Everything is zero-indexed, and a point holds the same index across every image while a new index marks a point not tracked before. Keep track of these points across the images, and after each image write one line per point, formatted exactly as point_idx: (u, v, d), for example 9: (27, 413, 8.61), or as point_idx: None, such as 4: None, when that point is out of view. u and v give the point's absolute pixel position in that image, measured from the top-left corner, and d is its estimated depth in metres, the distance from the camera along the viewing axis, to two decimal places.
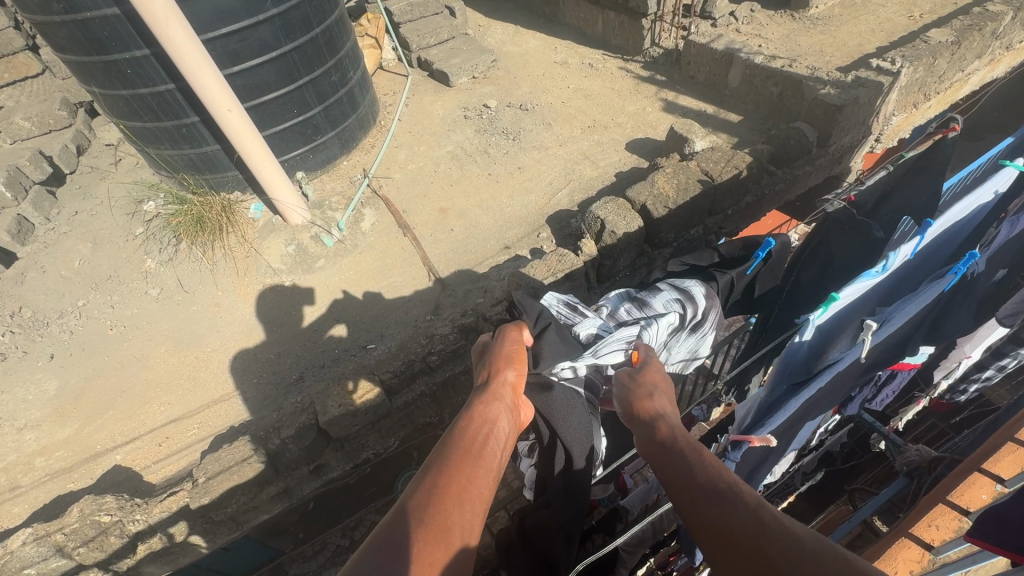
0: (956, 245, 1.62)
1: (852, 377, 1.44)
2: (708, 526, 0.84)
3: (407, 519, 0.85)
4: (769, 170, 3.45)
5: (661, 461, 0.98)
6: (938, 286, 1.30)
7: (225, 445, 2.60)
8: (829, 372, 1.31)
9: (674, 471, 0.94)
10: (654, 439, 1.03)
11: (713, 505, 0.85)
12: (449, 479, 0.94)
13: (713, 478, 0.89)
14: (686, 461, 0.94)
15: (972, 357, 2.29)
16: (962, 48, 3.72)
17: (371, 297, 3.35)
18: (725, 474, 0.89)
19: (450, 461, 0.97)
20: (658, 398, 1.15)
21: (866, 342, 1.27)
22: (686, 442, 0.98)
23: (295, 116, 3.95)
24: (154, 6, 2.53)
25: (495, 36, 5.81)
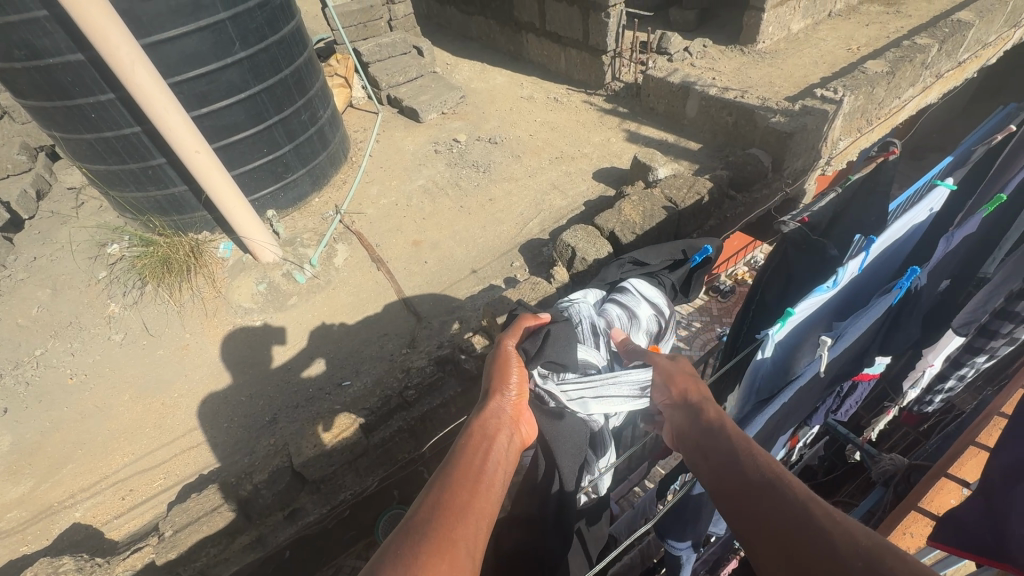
0: (899, 260, 1.72)
1: (813, 392, 1.50)
2: (752, 518, 0.84)
3: (413, 534, 0.87)
4: (730, 195, 3.61)
5: (700, 453, 1.00)
6: (885, 301, 1.39)
7: (195, 494, 2.49)
8: (792, 386, 1.36)
9: (715, 462, 0.95)
10: (694, 429, 1.05)
11: (755, 498, 0.85)
12: (452, 497, 0.95)
13: (765, 472, 0.88)
14: (727, 450, 0.94)
15: (933, 367, 2.40)
16: (896, 77, 4.01)
17: (346, 333, 3.31)
18: (771, 467, 0.88)
19: (453, 480, 0.99)
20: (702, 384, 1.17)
21: (823, 357, 1.33)
22: (729, 430, 0.99)
23: (265, 154, 3.96)
24: (120, 52, 2.56)
25: (463, 73, 6.00)
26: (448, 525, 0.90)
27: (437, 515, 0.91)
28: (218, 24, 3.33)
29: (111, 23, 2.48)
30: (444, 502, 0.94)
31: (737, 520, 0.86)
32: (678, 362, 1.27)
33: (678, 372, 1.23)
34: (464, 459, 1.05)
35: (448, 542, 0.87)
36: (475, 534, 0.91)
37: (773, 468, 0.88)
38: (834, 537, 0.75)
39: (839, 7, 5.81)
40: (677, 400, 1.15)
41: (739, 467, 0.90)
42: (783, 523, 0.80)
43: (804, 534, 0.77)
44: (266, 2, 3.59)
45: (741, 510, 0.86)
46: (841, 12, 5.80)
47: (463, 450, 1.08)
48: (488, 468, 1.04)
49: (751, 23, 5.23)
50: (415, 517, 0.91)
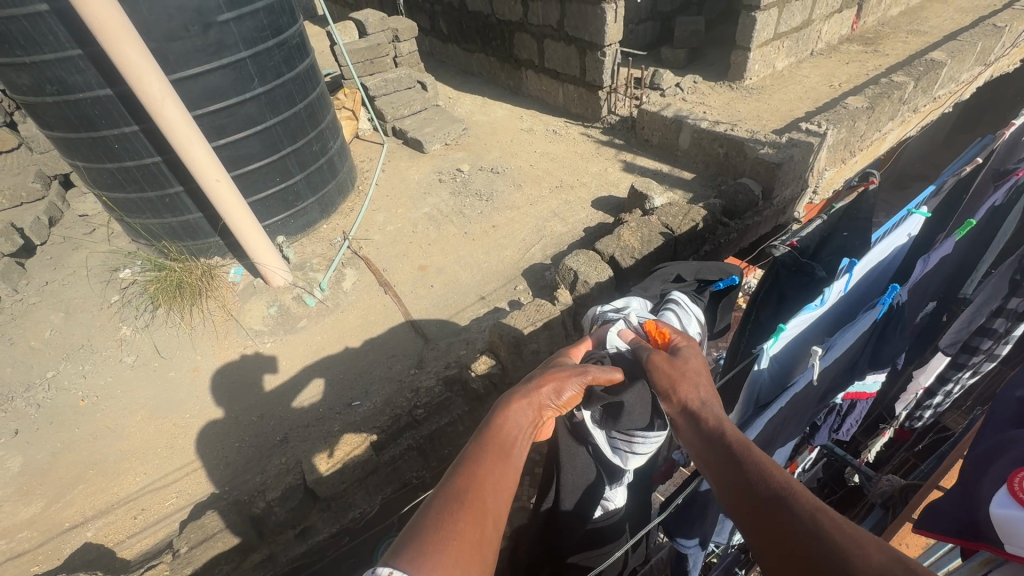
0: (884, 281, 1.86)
1: (808, 401, 1.62)
2: (768, 530, 0.96)
3: (450, 501, 1.04)
4: (723, 221, 3.78)
5: (712, 464, 1.11)
6: (869, 316, 1.51)
7: (209, 511, 2.53)
8: (786, 393, 1.48)
9: (730, 477, 1.05)
10: (703, 442, 1.15)
11: (771, 515, 0.97)
12: (484, 473, 1.11)
13: (776, 485, 1.00)
14: (740, 467, 1.05)
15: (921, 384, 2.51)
16: (876, 112, 4.27)
17: (354, 354, 3.41)
18: (783, 482, 1.00)
19: (485, 458, 1.14)
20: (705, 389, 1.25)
21: (814, 367, 1.44)
22: (737, 446, 1.09)
23: (278, 183, 4.12)
24: (152, 89, 2.73)
25: (465, 107, 6.26)
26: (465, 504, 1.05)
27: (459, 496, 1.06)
28: (240, 62, 3.54)
29: (146, 61, 2.67)
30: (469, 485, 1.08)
31: (756, 534, 0.98)
32: (680, 365, 1.30)
33: (674, 373, 1.29)
34: (492, 445, 1.17)
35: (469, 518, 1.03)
36: (500, 507, 1.08)
37: (784, 482, 1.00)
38: (844, 548, 0.87)
39: (820, 47, 6.16)
40: (680, 407, 1.23)
41: (753, 486, 1.01)
42: (798, 536, 0.92)
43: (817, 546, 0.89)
44: (284, 42, 3.82)
45: (757, 521, 0.98)
46: (822, 51, 6.15)
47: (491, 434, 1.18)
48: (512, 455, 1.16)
49: (739, 61, 5.54)
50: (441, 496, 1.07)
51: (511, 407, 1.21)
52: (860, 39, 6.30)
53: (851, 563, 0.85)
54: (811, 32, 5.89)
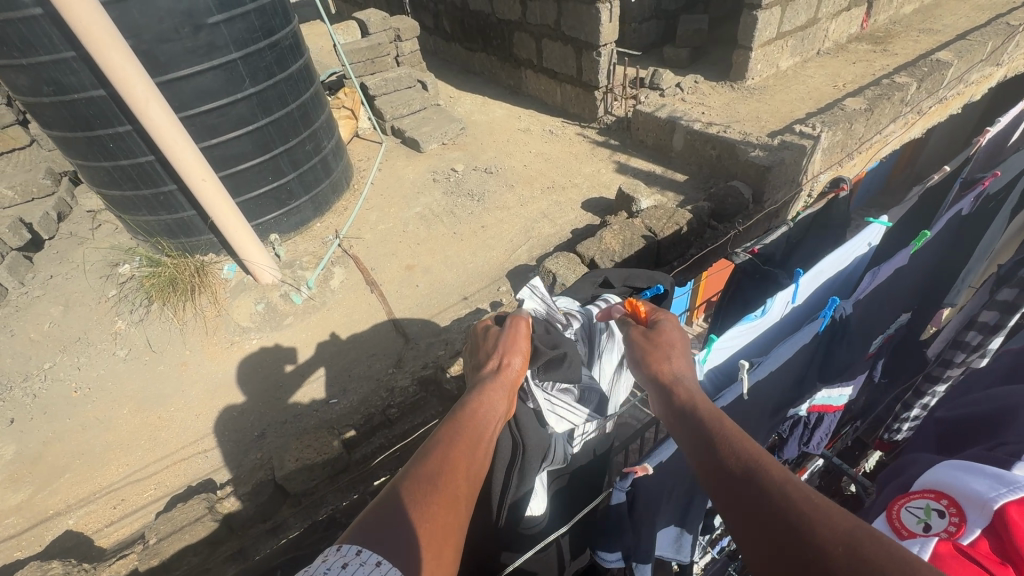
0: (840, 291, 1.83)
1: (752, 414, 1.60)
2: (735, 501, 0.87)
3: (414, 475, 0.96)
4: (710, 225, 3.73)
5: (687, 435, 1.03)
6: (810, 330, 1.49)
7: (182, 503, 2.60)
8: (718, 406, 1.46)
9: (703, 446, 0.97)
10: (680, 413, 1.08)
11: (740, 484, 0.87)
12: (447, 449, 1.02)
13: (747, 454, 0.91)
14: (716, 436, 0.97)
15: None
16: (875, 114, 4.16)
17: (336, 353, 3.46)
18: (754, 452, 0.91)
19: (449, 439, 1.05)
20: (681, 367, 1.22)
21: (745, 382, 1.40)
22: (715, 419, 1.01)
23: (270, 182, 4.19)
24: (136, 91, 2.80)
25: (465, 106, 6.28)
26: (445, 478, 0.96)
27: (435, 473, 0.96)
28: (231, 64, 3.60)
29: (130, 65, 2.73)
30: (441, 463, 0.99)
31: (723, 503, 0.89)
32: (659, 339, 1.32)
33: (654, 351, 1.29)
34: (462, 432, 1.08)
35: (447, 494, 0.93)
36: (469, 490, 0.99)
37: (758, 453, 0.91)
38: (813, 519, 0.77)
39: (827, 46, 6.02)
40: (663, 384, 1.18)
41: (723, 453, 0.93)
42: (765, 507, 0.82)
43: (784, 519, 0.79)
44: (276, 43, 3.88)
45: (727, 490, 0.89)
46: (830, 51, 6.01)
47: (464, 413, 1.13)
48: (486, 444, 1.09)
49: (740, 61, 5.44)
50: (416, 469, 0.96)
51: (488, 392, 1.21)
52: (870, 38, 6.14)
53: (819, 538, 0.75)
54: (817, 30, 5.76)
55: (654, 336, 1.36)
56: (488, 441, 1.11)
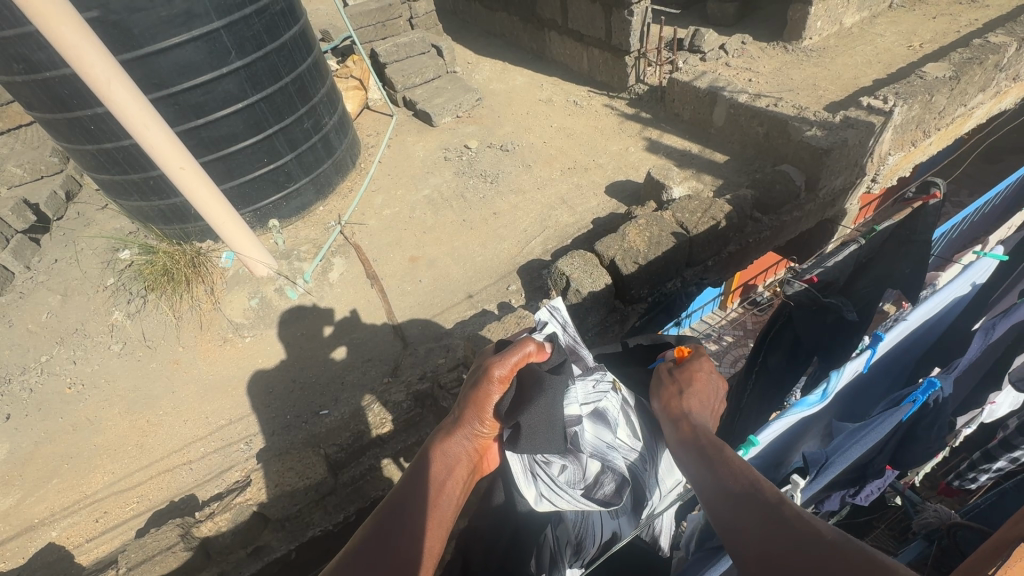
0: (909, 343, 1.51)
1: None
2: (727, 519, 0.89)
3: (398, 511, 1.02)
4: (753, 217, 3.22)
5: (685, 452, 1.07)
6: (892, 419, 1.15)
7: (160, 526, 2.43)
8: None
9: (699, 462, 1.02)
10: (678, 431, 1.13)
11: (735, 506, 0.89)
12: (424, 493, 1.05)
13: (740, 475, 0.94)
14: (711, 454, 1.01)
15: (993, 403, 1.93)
16: (961, 83, 3.48)
17: (331, 355, 3.21)
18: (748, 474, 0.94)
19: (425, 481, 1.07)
20: (688, 397, 1.20)
21: (796, 496, 1.11)
22: (709, 441, 1.05)
23: (266, 164, 3.88)
24: (95, 71, 2.49)
25: (483, 73, 5.76)
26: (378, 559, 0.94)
27: (380, 552, 0.95)
28: (213, 34, 3.24)
29: (85, 40, 2.40)
30: (388, 535, 0.98)
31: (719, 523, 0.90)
32: (680, 376, 1.27)
33: (675, 395, 1.22)
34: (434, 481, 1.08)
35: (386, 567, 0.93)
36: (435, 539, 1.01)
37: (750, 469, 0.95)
38: (801, 533, 0.79)
39: None
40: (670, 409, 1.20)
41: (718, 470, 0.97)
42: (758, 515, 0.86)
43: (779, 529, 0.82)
44: (264, 9, 3.48)
45: (725, 510, 0.90)
46: (904, 3, 5.16)
47: (425, 461, 1.10)
48: (443, 498, 1.06)
49: (797, 17, 4.71)
50: (361, 545, 0.96)
51: (440, 447, 1.12)
52: None
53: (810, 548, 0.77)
54: None
55: (678, 372, 1.29)
56: (445, 497, 1.07)
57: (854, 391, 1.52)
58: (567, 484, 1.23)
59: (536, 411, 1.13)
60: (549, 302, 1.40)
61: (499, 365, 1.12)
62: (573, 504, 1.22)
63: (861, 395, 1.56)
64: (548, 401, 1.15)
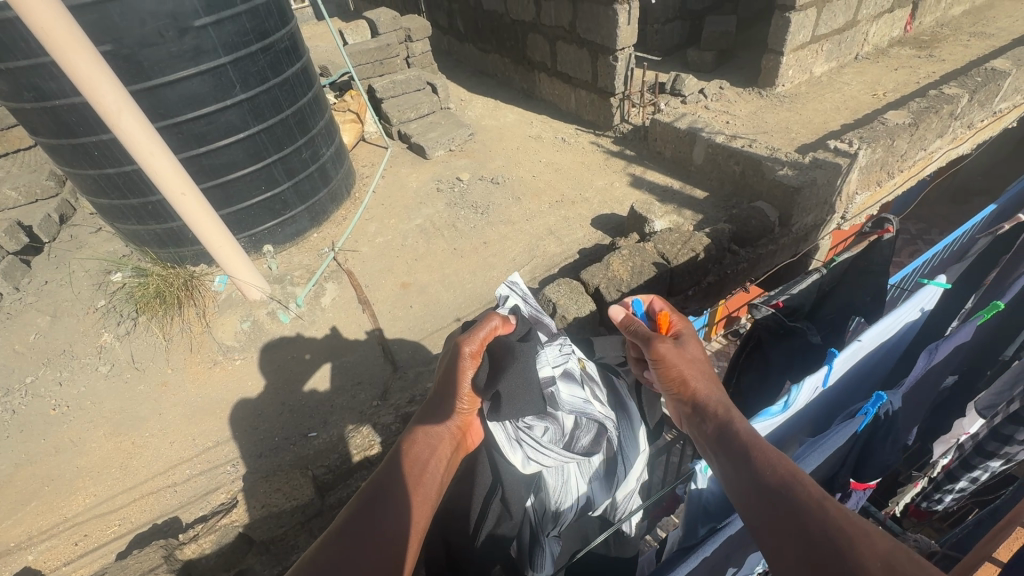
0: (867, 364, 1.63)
1: None
2: (774, 518, 0.96)
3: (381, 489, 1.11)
4: (731, 250, 3.39)
5: (719, 454, 1.12)
6: (847, 429, 1.24)
7: (141, 547, 2.40)
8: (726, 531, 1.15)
9: (739, 464, 1.06)
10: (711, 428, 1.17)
11: (784, 504, 0.96)
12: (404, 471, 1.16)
13: (780, 472, 1.01)
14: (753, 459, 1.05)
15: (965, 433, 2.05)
16: (920, 129, 3.75)
17: (321, 378, 3.26)
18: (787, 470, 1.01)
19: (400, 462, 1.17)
20: (697, 378, 1.27)
21: None
22: (738, 432, 1.12)
23: (264, 192, 3.99)
24: (106, 100, 2.61)
25: (476, 110, 6.01)
26: (366, 539, 1.02)
27: (365, 524, 1.05)
28: (219, 68, 3.41)
29: (98, 72, 2.53)
30: (375, 517, 1.06)
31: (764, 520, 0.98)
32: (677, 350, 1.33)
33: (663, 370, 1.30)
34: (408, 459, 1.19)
35: (374, 541, 1.03)
36: (415, 513, 1.11)
37: (792, 475, 0.99)
38: (848, 532, 0.89)
39: (866, 50, 5.57)
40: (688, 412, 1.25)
41: (760, 477, 1.01)
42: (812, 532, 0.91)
43: (825, 544, 0.88)
44: (270, 46, 3.67)
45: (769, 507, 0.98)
46: (868, 55, 5.56)
47: (411, 445, 1.22)
48: (427, 480, 1.17)
49: (770, 66, 5.04)
50: (353, 523, 1.05)
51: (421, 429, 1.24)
52: (914, 42, 5.66)
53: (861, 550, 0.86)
54: (856, 34, 5.31)
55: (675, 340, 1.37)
56: (431, 479, 1.18)
57: (820, 410, 1.62)
58: (551, 445, 1.33)
59: (514, 373, 1.23)
60: (508, 278, 1.52)
61: (467, 343, 1.27)
62: (557, 459, 1.33)
63: (829, 415, 1.66)
64: (521, 367, 1.24)
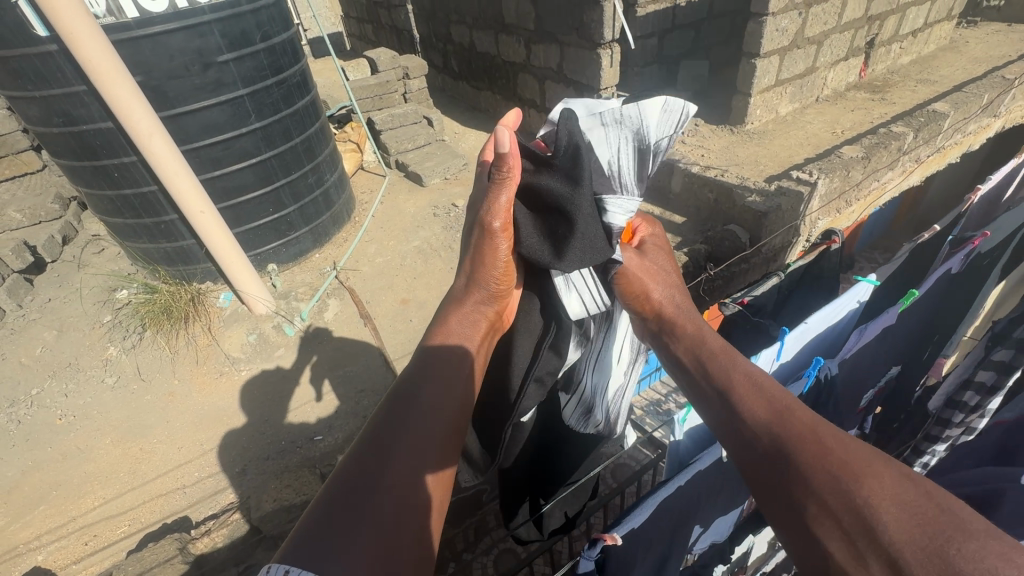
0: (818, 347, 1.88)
1: None
2: (761, 460, 0.88)
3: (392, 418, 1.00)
4: (707, 268, 3.70)
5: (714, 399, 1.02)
6: (794, 387, 1.47)
7: (155, 541, 2.50)
8: (689, 467, 1.32)
9: (717, 403, 1.00)
10: (687, 364, 1.12)
11: (783, 443, 0.85)
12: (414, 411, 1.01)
13: (777, 414, 0.90)
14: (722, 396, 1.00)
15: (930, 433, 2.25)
16: (872, 162, 4.18)
17: (324, 386, 3.43)
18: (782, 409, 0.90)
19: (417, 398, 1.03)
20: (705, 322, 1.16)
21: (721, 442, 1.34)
22: (742, 374, 1.01)
23: (271, 214, 4.22)
24: (140, 124, 2.86)
25: (469, 142, 6.39)
26: (396, 445, 0.94)
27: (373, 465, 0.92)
28: (237, 99, 3.70)
29: (134, 99, 2.79)
30: (400, 426, 0.97)
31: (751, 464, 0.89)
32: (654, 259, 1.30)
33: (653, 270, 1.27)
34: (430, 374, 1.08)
35: (406, 450, 0.94)
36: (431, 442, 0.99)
37: (769, 408, 0.91)
38: (848, 469, 0.77)
39: (825, 93, 6.12)
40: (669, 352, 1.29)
41: (731, 419, 0.95)
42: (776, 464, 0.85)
43: (805, 473, 0.80)
44: (284, 80, 3.99)
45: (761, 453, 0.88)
46: (828, 98, 6.11)
47: (439, 348, 1.13)
48: (457, 384, 1.08)
49: (740, 106, 5.52)
50: (378, 434, 0.96)
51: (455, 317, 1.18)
52: (868, 87, 6.25)
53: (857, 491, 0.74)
54: (816, 79, 5.85)
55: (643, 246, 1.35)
56: (459, 383, 1.08)
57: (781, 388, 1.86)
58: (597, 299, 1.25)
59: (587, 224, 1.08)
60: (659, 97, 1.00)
61: (497, 199, 1.07)
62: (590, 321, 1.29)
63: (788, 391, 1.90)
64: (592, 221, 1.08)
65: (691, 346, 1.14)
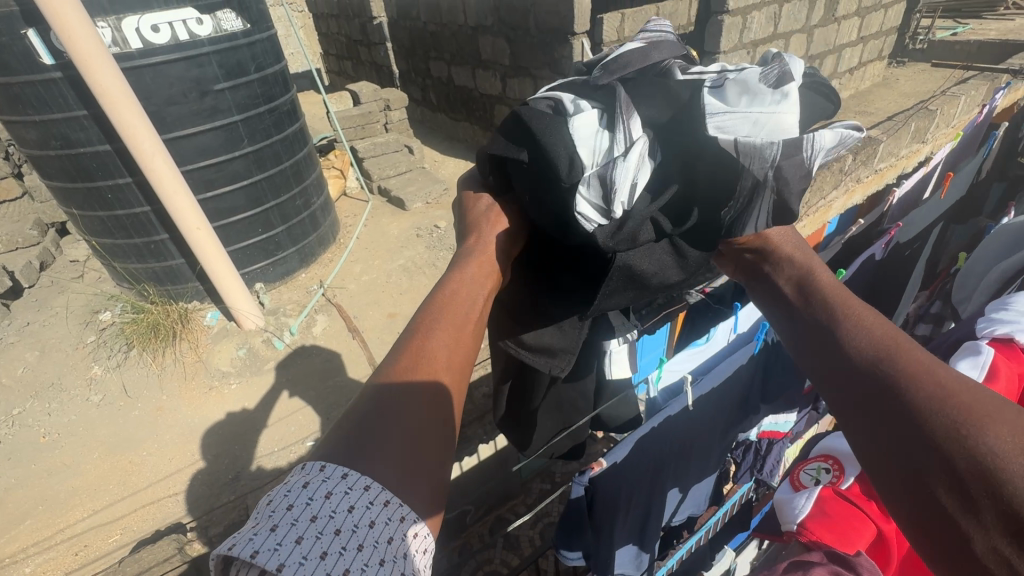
0: None
1: (714, 424, 1.82)
2: (863, 392, 0.79)
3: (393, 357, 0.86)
4: None
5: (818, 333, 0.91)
6: (748, 349, 1.74)
7: (151, 545, 2.54)
8: (660, 413, 1.56)
9: (823, 335, 0.90)
10: (792, 302, 0.99)
11: (902, 374, 0.76)
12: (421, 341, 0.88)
13: (891, 347, 0.80)
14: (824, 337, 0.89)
15: None
16: (818, 181, 4.61)
17: (314, 396, 3.53)
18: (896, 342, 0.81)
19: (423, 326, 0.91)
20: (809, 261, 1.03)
21: (688, 391, 1.59)
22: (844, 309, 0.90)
23: (260, 234, 4.36)
24: (143, 145, 3.03)
25: (448, 169, 6.68)
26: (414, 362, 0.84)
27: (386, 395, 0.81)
28: (231, 125, 3.90)
29: (140, 121, 2.97)
30: (417, 345, 0.86)
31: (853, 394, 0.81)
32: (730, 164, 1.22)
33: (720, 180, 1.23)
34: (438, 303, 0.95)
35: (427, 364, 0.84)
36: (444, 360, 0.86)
37: (886, 340, 0.81)
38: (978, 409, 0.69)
39: None
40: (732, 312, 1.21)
41: (838, 355, 0.85)
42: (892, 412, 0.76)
43: (928, 410, 0.71)
44: (275, 107, 4.22)
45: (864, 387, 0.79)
46: None
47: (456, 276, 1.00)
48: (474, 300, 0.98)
49: None
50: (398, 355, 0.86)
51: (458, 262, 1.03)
52: None
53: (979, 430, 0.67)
54: None
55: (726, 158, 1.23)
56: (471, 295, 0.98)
57: None
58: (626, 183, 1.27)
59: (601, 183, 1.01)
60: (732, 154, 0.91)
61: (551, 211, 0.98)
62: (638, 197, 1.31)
63: None
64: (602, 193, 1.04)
65: (796, 279, 1.00)
